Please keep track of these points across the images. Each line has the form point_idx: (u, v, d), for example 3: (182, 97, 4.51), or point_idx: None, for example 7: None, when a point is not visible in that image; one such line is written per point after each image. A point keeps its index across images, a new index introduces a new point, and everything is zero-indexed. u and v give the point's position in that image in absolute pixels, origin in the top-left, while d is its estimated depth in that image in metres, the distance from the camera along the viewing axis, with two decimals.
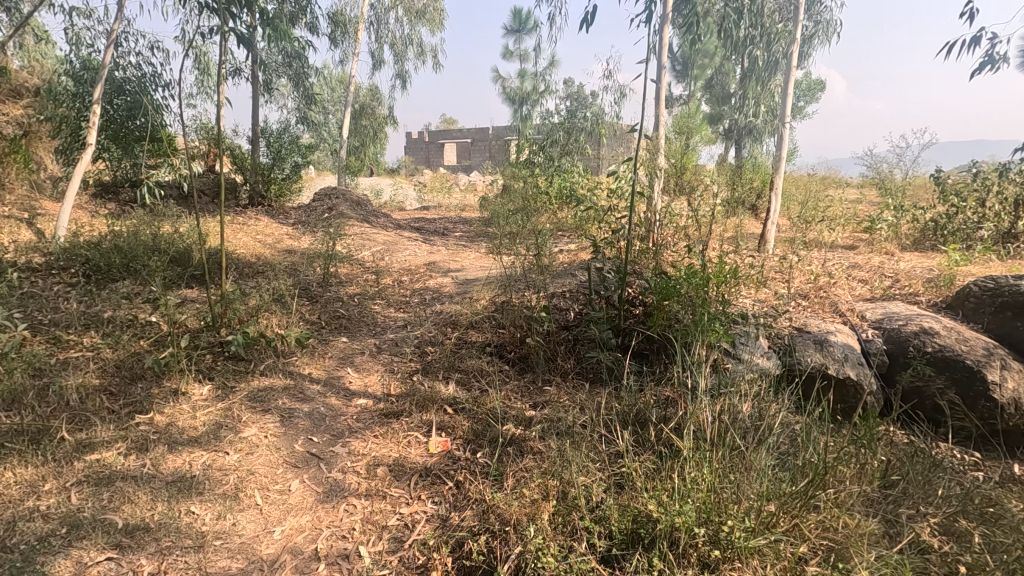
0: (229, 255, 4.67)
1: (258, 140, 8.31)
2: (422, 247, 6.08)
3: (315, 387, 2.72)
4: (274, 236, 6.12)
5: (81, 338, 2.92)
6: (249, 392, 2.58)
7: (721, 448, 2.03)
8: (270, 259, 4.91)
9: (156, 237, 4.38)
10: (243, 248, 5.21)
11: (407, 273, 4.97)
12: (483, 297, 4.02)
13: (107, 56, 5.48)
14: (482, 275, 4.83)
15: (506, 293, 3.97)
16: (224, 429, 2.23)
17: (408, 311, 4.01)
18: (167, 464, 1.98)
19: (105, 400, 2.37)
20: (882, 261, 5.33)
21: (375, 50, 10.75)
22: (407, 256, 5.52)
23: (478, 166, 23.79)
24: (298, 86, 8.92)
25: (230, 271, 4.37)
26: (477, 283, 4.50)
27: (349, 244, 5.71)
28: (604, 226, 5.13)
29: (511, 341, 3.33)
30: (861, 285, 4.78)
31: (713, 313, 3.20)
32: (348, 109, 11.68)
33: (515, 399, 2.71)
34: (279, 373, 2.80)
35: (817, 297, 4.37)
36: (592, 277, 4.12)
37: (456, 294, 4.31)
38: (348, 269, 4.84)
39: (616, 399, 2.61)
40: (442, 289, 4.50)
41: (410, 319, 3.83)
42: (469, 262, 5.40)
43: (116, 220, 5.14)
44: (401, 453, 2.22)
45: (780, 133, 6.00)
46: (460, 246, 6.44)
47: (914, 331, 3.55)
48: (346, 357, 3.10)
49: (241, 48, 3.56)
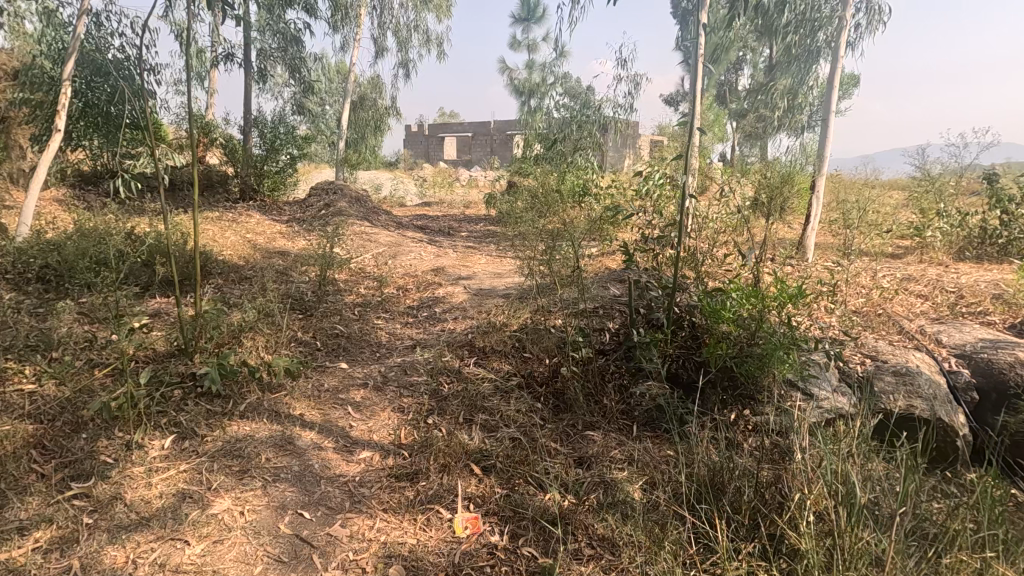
0: (213, 258, 4.16)
1: (250, 129, 7.74)
2: (428, 249, 5.54)
3: (308, 433, 2.19)
4: (266, 234, 5.61)
5: (23, 366, 2.40)
6: (224, 442, 2.05)
7: (854, 551, 1.51)
8: (261, 263, 4.39)
9: (129, 240, 3.85)
10: (231, 250, 4.69)
11: (413, 279, 4.46)
12: (503, 314, 3.52)
13: (79, 31, 4.88)
14: (497, 283, 4.33)
15: (528, 312, 3.47)
16: (188, 504, 1.71)
17: (417, 328, 3.49)
18: (105, 567, 1.46)
19: (34, 458, 1.84)
20: (938, 273, 4.83)
21: (377, 37, 10.15)
22: (412, 261, 4.99)
23: (479, 162, 23.19)
24: (295, 73, 8.32)
25: (212, 278, 3.85)
26: (492, 294, 4.01)
27: (349, 245, 5.20)
28: (634, 232, 4.61)
29: (543, 371, 2.82)
30: (922, 300, 4.27)
31: (784, 342, 2.69)
32: (346, 99, 11.10)
33: (556, 454, 2.19)
34: (263, 414, 2.27)
35: (879, 317, 3.86)
36: (627, 291, 3.61)
37: (470, 307, 3.79)
38: (347, 276, 4.32)
39: (684, 458, 2.09)
40: (453, 299, 4.00)
41: (420, 338, 3.33)
42: (482, 268, 4.87)
43: (87, 217, 4.61)
44: (417, 540, 1.70)
45: (822, 130, 5.45)
46: (469, 248, 5.94)
47: (1009, 362, 3.04)
48: (346, 390, 2.59)
49: (225, 18, 2.98)
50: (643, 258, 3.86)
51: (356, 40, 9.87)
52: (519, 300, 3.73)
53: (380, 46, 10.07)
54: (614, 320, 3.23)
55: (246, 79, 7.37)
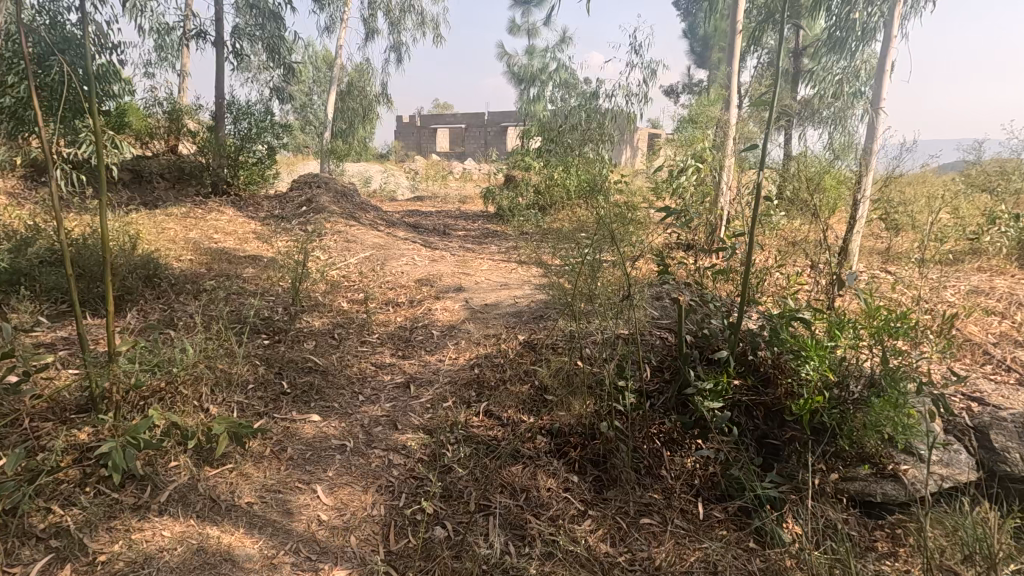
0: (165, 266, 3.49)
1: (222, 113, 7.01)
2: (420, 253, 4.86)
3: (258, 540, 1.55)
4: (238, 234, 4.94)
5: None
6: (128, 565, 1.41)
7: None
8: (225, 271, 3.72)
9: (60, 246, 3.18)
10: (192, 255, 4.01)
11: (406, 290, 3.79)
12: (517, 341, 2.87)
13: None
14: (505, 296, 3.67)
15: (548, 340, 2.82)
16: None
17: (410, 358, 2.82)
18: None
19: None
20: (1009, 284, 4.22)
21: (367, 16, 9.38)
22: (404, 267, 4.31)
23: (472, 154, 22.37)
24: (274, 55, 7.53)
25: (163, 294, 3.20)
26: (500, 311, 3.36)
27: (331, 248, 4.54)
28: (661, 237, 3.96)
29: (575, 425, 2.19)
30: (1000, 318, 3.67)
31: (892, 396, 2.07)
32: (334, 84, 10.35)
33: None
34: (195, 506, 1.63)
35: (962, 341, 3.25)
36: (667, 311, 2.98)
37: (474, 328, 3.13)
38: (326, 289, 3.64)
39: None
40: (454, 317, 3.34)
41: (416, 371, 2.68)
42: (484, 276, 4.20)
43: (20, 214, 3.93)
44: None
45: (871, 122, 4.78)
46: (468, 251, 5.26)
47: None
48: (318, 457, 1.94)
49: None
50: (682, 270, 3.23)
51: (343, 20, 9.11)
52: (535, 322, 3.08)
53: (370, 28, 9.28)
54: (657, 352, 2.59)
55: (218, 58, 6.61)
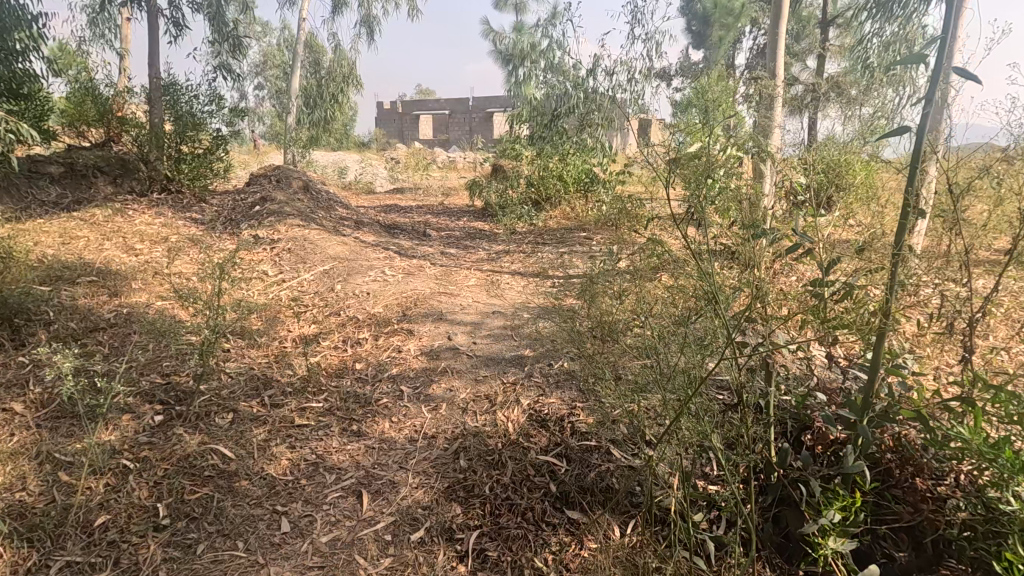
0: (43, 299, 2.62)
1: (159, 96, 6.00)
2: (393, 263, 3.99)
3: None
4: (168, 242, 4.05)
5: None
6: None
7: None
8: (131, 299, 2.84)
9: None
10: (91, 274, 3.13)
11: (369, 320, 2.91)
12: (519, 412, 2.01)
13: None
14: (498, 327, 2.81)
15: (563, 411, 1.98)
16: None
17: (366, 438, 1.95)
18: None
19: None
20: None
21: None
22: (370, 286, 3.41)
23: (456, 142, 21.31)
24: (219, 26, 6.46)
25: (29, 343, 2.34)
26: (490, 354, 2.49)
27: (280, 264, 3.66)
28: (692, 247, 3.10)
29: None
30: None
31: None
32: (299, 63, 9.28)
33: None
34: None
35: None
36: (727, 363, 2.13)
37: (459, 383, 2.26)
38: (261, 323, 2.75)
39: None
40: (429, 361, 2.47)
41: (372, 464, 1.82)
42: (471, 298, 3.31)
43: None
44: None
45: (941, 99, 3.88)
46: (449, 259, 4.37)
47: None
48: None
49: None
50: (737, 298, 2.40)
51: None
52: (543, 378, 2.21)
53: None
54: None
55: (151, 30, 5.60)
